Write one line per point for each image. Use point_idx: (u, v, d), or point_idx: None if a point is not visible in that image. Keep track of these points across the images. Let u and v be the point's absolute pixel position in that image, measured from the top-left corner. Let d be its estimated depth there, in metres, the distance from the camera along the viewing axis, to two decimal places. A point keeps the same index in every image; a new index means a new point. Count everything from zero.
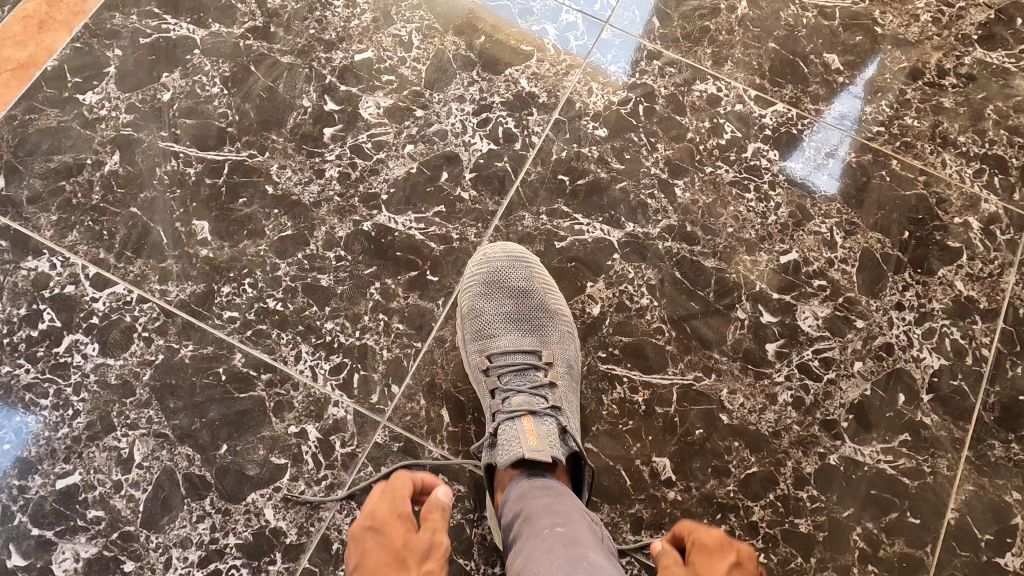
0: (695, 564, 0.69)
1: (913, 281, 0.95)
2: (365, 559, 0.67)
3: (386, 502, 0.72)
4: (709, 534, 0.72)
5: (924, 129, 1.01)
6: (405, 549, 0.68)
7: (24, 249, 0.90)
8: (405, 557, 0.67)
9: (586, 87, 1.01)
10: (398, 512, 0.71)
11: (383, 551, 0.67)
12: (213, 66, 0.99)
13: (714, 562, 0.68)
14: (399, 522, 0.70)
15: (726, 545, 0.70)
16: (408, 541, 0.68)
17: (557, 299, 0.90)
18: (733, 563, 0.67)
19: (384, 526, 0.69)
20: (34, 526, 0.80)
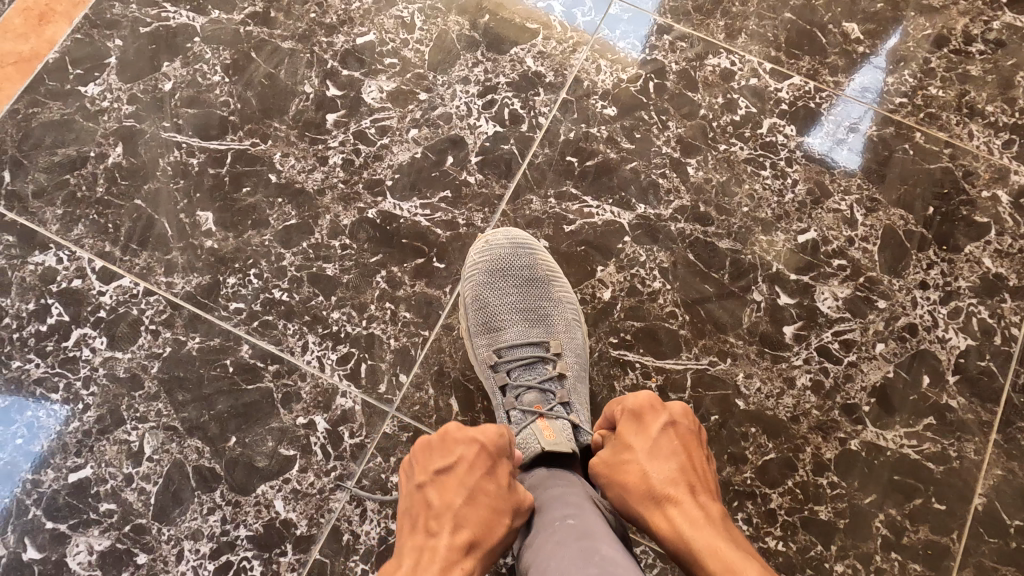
0: (626, 431, 0.69)
1: (938, 258, 0.91)
2: (458, 474, 0.64)
3: (499, 433, 0.68)
4: (638, 397, 0.71)
5: (950, 99, 0.96)
6: (497, 489, 0.63)
7: (30, 244, 0.90)
8: (495, 494, 0.63)
9: (594, 65, 0.98)
10: (504, 450, 0.67)
11: (478, 480, 0.63)
12: (214, 53, 0.98)
13: (645, 429, 0.68)
14: (502, 462, 0.66)
15: (656, 408, 0.69)
16: (504, 486, 0.64)
17: (562, 286, 0.88)
18: (665, 425, 0.68)
19: (490, 456, 0.65)
20: (48, 519, 0.81)
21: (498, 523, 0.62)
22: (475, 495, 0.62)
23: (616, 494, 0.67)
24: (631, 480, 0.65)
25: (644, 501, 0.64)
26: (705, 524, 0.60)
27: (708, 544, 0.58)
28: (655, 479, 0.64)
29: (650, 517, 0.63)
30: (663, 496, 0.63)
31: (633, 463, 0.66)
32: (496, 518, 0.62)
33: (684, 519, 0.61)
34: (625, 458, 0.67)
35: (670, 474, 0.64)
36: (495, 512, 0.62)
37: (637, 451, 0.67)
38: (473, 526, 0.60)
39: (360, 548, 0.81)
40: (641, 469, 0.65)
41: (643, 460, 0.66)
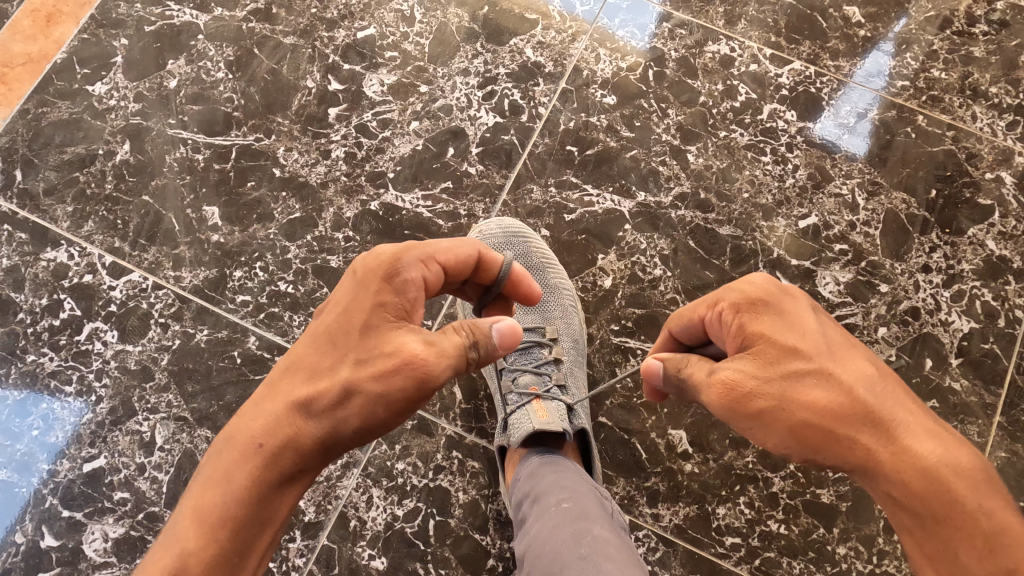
0: (769, 330, 0.55)
1: (941, 241, 0.91)
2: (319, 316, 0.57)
3: (383, 258, 0.56)
4: (761, 285, 0.56)
5: (953, 81, 0.96)
6: (350, 333, 0.54)
7: (42, 241, 0.92)
8: (346, 335, 0.54)
9: (594, 54, 0.98)
10: (387, 275, 0.56)
11: (331, 321, 0.55)
12: (217, 50, 0.99)
13: (796, 319, 0.55)
14: (368, 293, 0.55)
15: (789, 293, 0.56)
16: (355, 326, 0.54)
17: (558, 273, 0.89)
18: (813, 312, 0.56)
19: (357, 285, 0.56)
20: (64, 508, 0.83)
21: (337, 374, 0.54)
22: (328, 336, 0.55)
23: (789, 424, 0.53)
24: (818, 398, 0.52)
25: (851, 423, 0.51)
26: (943, 443, 0.51)
27: (967, 472, 0.50)
28: (867, 392, 0.52)
29: (862, 444, 0.51)
30: (886, 416, 0.51)
31: (818, 376, 0.53)
32: (349, 362, 0.54)
33: (925, 446, 0.50)
34: (799, 367, 0.53)
35: (877, 381, 0.53)
36: (344, 354, 0.54)
37: (816, 354, 0.53)
38: (304, 383, 0.54)
39: (367, 534, 0.82)
40: (832, 382, 0.52)
41: (834, 371, 0.53)
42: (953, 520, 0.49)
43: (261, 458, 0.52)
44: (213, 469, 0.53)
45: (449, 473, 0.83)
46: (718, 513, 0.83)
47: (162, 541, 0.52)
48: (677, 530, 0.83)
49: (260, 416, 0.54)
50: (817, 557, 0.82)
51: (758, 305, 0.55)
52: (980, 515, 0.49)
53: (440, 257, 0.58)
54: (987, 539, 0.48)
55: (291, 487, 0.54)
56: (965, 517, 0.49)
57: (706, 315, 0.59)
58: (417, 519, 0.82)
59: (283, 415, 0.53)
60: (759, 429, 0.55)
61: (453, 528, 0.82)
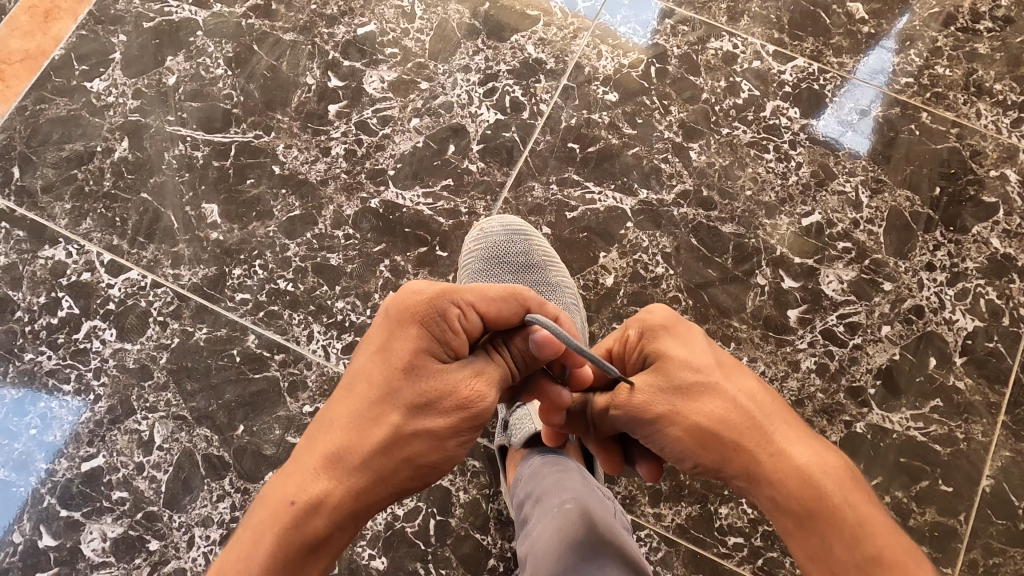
0: (667, 353, 0.59)
1: (945, 239, 0.90)
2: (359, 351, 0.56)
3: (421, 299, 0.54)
4: (661, 313, 0.61)
5: (957, 78, 0.95)
6: (395, 375, 0.54)
7: (41, 238, 0.91)
8: (389, 381, 0.54)
9: (595, 50, 0.98)
10: (430, 312, 0.53)
11: (370, 366, 0.55)
12: (216, 46, 0.98)
13: (693, 344, 0.59)
14: (414, 335, 0.53)
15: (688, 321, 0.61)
16: (398, 370, 0.54)
17: (560, 271, 0.87)
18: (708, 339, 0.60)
19: (398, 327, 0.54)
20: (62, 507, 0.82)
21: (387, 423, 0.54)
22: (372, 381, 0.55)
23: (687, 436, 0.57)
24: (711, 412, 0.57)
25: (743, 436, 0.57)
26: (831, 476, 0.56)
27: (843, 486, 0.56)
28: (757, 415, 0.57)
29: (750, 454, 0.57)
30: (775, 446, 0.57)
31: (716, 399, 0.57)
32: (401, 408, 0.54)
33: (807, 458, 0.57)
34: (697, 392, 0.57)
35: (766, 408, 0.58)
36: (391, 401, 0.54)
37: (710, 372, 0.58)
38: (354, 433, 0.55)
39: (367, 533, 0.81)
40: (724, 403, 0.57)
41: (732, 396, 0.58)
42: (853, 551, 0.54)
43: (295, 522, 0.54)
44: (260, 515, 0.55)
45: (449, 472, 0.83)
46: (720, 513, 0.82)
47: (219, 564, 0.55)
48: (679, 530, 0.82)
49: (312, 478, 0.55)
50: None
51: (660, 333, 0.60)
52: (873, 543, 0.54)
53: (489, 297, 0.55)
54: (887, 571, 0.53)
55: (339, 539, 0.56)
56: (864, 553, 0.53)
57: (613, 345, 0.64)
58: (417, 519, 0.82)
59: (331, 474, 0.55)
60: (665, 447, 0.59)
61: (454, 528, 0.82)
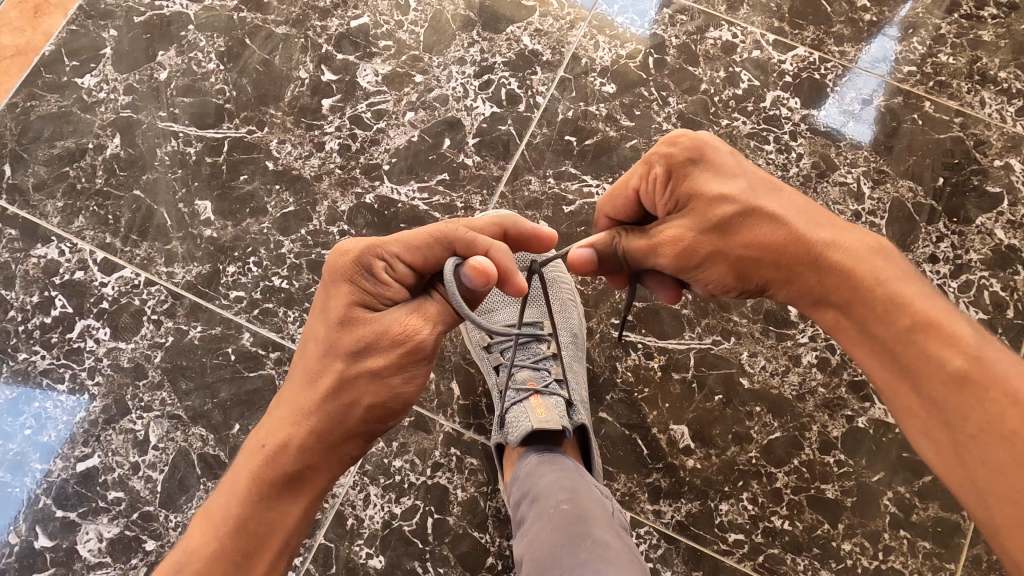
0: (694, 185, 0.59)
1: (948, 231, 0.89)
2: (312, 325, 0.57)
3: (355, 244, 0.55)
4: (671, 143, 0.60)
5: (961, 66, 0.93)
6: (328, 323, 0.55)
7: (33, 237, 0.90)
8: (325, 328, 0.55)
9: (592, 41, 0.96)
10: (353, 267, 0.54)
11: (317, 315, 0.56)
12: (208, 41, 0.97)
13: (722, 172, 0.59)
14: (344, 288, 0.54)
15: (711, 146, 0.60)
16: (333, 315, 0.55)
17: (557, 265, 0.86)
18: (732, 162, 0.60)
19: (334, 284, 0.55)
20: (57, 508, 0.82)
21: (329, 369, 0.54)
22: (316, 337, 0.56)
23: (728, 260, 0.59)
24: (754, 234, 0.58)
25: (790, 249, 0.57)
26: (873, 262, 0.56)
27: (887, 273, 0.55)
28: (800, 227, 0.58)
29: (795, 267, 0.58)
30: (817, 243, 0.57)
31: (750, 216, 0.58)
32: (337, 354, 0.54)
33: (849, 260, 0.56)
34: (730, 213, 0.58)
35: (806, 218, 0.58)
36: (330, 350, 0.54)
37: (745, 195, 0.58)
38: (298, 387, 0.56)
39: (365, 532, 0.81)
40: (759, 222, 0.58)
41: (767, 203, 0.58)
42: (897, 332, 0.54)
43: (264, 461, 0.55)
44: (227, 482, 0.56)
45: (447, 470, 0.82)
46: (720, 510, 0.82)
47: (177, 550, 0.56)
48: (679, 527, 0.81)
49: (259, 437, 0.56)
50: (821, 553, 0.80)
51: (686, 164, 0.60)
52: (917, 320, 0.53)
53: (415, 249, 0.55)
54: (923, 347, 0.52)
55: (305, 484, 0.56)
56: (904, 328, 0.53)
57: (639, 185, 0.61)
58: (415, 517, 0.81)
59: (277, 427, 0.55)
60: (709, 275, 0.61)
61: (452, 526, 0.81)
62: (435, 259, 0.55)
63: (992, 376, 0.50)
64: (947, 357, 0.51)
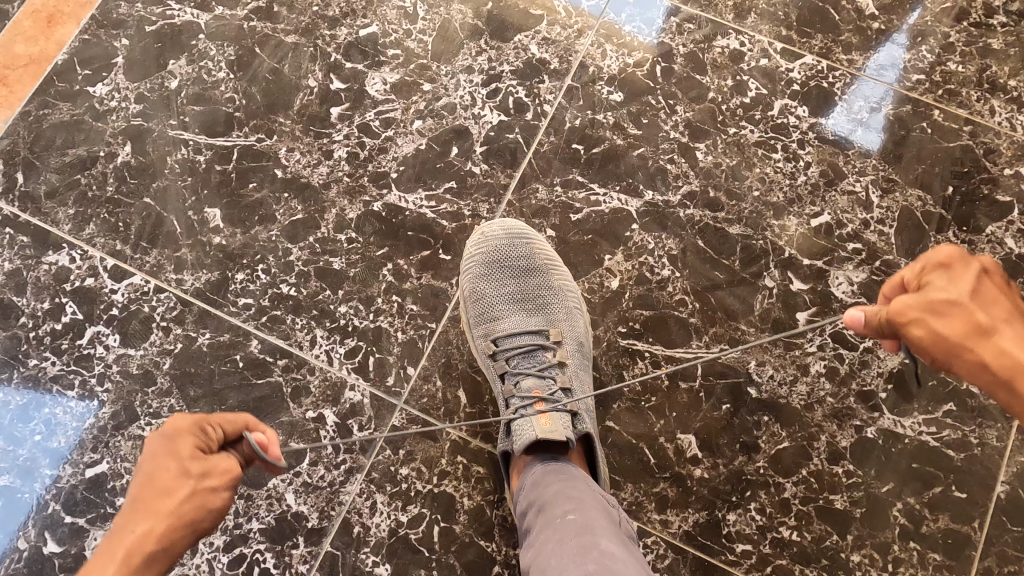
0: (932, 283, 0.49)
1: (958, 240, 0.88)
2: (156, 459, 0.51)
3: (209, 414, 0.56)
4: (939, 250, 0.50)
5: (971, 75, 0.93)
6: (181, 457, 0.51)
7: (44, 244, 0.91)
8: (169, 459, 0.51)
9: (600, 50, 0.97)
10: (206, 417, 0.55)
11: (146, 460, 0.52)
12: (219, 50, 0.98)
13: (959, 276, 0.49)
14: (192, 436, 0.53)
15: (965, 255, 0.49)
16: (180, 444, 0.52)
17: (562, 274, 0.87)
18: (986, 272, 0.49)
19: (170, 439, 0.52)
20: (66, 514, 0.82)
21: (177, 490, 0.50)
22: (145, 480, 0.50)
23: (933, 356, 0.49)
24: (957, 333, 0.47)
25: (980, 346, 0.47)
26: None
27: None
28: (994, 334, 0.47)
29: (986, 374, 0.47)
30: (1005, 347, 0.46)
31: (964, 319, 0.47)
32: (179, 484, 0.50)
33: None
34: (922, 314, 0.48)
35: (1006, 330, 0.47)
36: (177, 482, 0.50)
37: (966, 301, 0.48)
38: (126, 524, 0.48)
39: (371, 540, 0.81)
40: (1014, 332, 0.47)
41: (974, 293, 0.48)
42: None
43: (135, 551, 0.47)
44: None
45: (453, 478, 0.82)
46: (728, 520, 0.81)
47: None
48: (686, 537, 0.81)
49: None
50: (830, 564, 0.80)
51: (935, 269, 0.49)
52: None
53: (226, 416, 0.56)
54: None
55: None
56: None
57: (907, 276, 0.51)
58: (422, 525, 0.81)
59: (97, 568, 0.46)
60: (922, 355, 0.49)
61: (458, 535, 0.81)
62: (234, 423, 0.56)
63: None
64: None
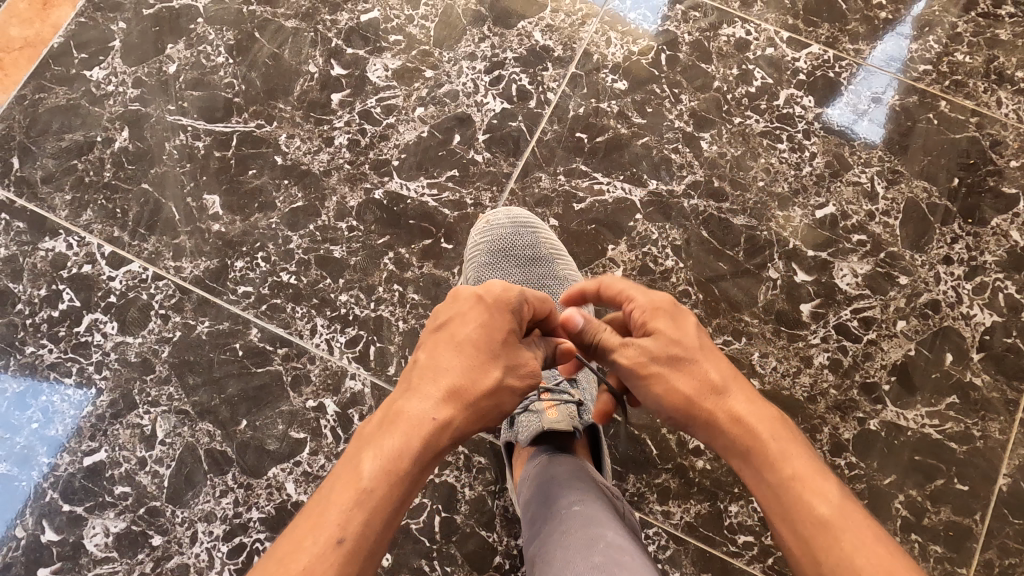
0: (661, 328, 0.59)
1: (963, 232, 0.88)
2: (450, 330, 0.56)
3: (506, 286, 0.58)
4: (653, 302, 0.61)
5: (978, 66, 0.92)
6: (495, 343, 0.56)
7: (41, 230, 0.90)
8: (473, 346, 0.55)
9: (604, 37, 0.95)
10: (508, 307, 0.57)
11: (472, 333, 0.56)
12: (217, 34, 0.96)
13: (681, 322, 0.60)
14: (505, 316, 0.57)
15: (673, 317, 0.60)
16: (501, 338, 0.56)
17: (568, 264, 0.86)
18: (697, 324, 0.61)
19: (488, 308, 0.57)
20: (64, 502, 0.82)
21: (480, 377, 0.54)
22: (430, 368, 0.55)
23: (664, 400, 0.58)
24: (680, 379, 0.58)
25: (707, 398, 0.57)
26: (767, 419, 0.56)
27: (794, 459, 0.54)
28: (721, 392, 0.57)
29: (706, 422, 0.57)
30: (725, 399, 0.57)
31: (692, 368, 0.58)
32: (486, 373, 0.55)
33: (765, 425, 0.56)
34: (667, 362, 0.58)
35: (737, 394, 0.57)
36: (474, 376, 0.54)
37: (693, 351, 0.58)
38: (418, 402, 0.53)
39: None
40: (722, 386, 0.57)
41: (710, 347, 0.60)
42: (806, 494, 0.53)
43: (425, 434, 0.52)
44: (384, 435, 0.52)
45: (454, 468, 0.82)
46: (730, 511, 0.81)
47: (317, 509, 0.50)
48: (688, 528, 0.81)
49: (369, 451, 0.51)
50: None
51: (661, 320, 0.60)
52: (803, 472, 0.54)
53: (536, 298, 0.60)
54: (798, 495, 0.53)
55: (401, 500, 0.51)
56: (786, 479, 0.53)
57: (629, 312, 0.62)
58: (423, 515, 0.81)
59: (398, 448, 0.51)
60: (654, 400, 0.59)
61: (459, 525, 0.81)
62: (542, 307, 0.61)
63: (858, 522, 0.51)
64: (856, 518, 0.51)
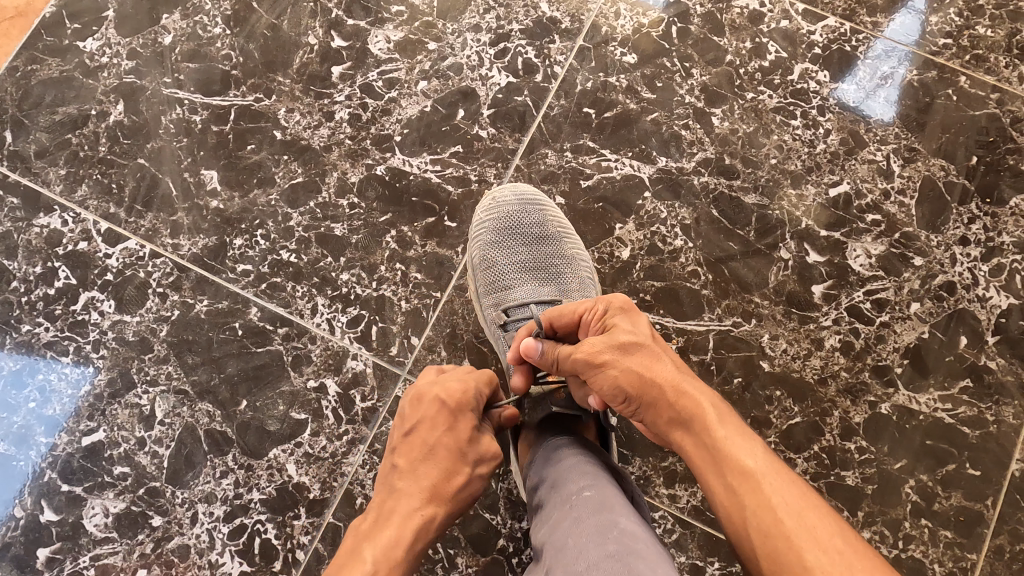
0: (617, 323, 0.60)
1: (981, 212, 0.85)
2: (422, 428, 0.66)
3: (464, 388, 0.69)
4: (612, 303, 0.62)
5: (1000, 40, 0.89)
6: (458, 444, 0.65)
7: (35, 206, 0.88)
8: (448, 444, 0.65)
9: (613, 9, 0.92)
10: (469, 410, 0.67)
11: (440, 438, 0.65)
12: (214, 4, 0.93)
13: (637, 319, 0.61)
14: (467, 418, 0.67)
15: (631, 315, 0.61)
16: (467, 439, 0.66)
17: (575, 243, 0.84)
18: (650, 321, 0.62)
19: (451, 410, 0.67)
20: (63, 482, 0.81)
21: (456, 476, 0.64)
22: (410, 474, 0.63)
23: (615, 383, 0.57)
24: (634, 363, 0.57)
25: (659, 377, 0.56)
26: (704, 390, 0.57)
27: (729, 427, 0.54)
28: (669, 369, 0.57)
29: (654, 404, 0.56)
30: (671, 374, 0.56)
31: (644, 353, 0.57)
32: (457, 473, 0.64)
33: (705, 398, 0.56)
34: (624, 344, 0.58)
35: (684, 374, 0.57)
36: (450, 474, 0.64)
37: (645, 338, 0.59)
38: (405, 501, 0.61)
39: None
40: (668, 367, 0.57)
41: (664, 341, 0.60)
42: (740, 459, 0.53)
43: (419, 525, 0.60)
44: (380, 528, 0.60)
45: None
46: None
47: None
48: (695, 511, 0.80)
49: (368, 545, 0.58)
50: None
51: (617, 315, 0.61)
52: (736, 438, 0.54)
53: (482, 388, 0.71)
54: (731, 458, 0.53)
55: None
56: (720, 443, 0.53)
57: (585, 313, 0.63)
58: None
59: (392, 541, 0.58)
60: (607, 386, 0.58)
61: None
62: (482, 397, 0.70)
63: (790, 487, 0.52)
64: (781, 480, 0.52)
